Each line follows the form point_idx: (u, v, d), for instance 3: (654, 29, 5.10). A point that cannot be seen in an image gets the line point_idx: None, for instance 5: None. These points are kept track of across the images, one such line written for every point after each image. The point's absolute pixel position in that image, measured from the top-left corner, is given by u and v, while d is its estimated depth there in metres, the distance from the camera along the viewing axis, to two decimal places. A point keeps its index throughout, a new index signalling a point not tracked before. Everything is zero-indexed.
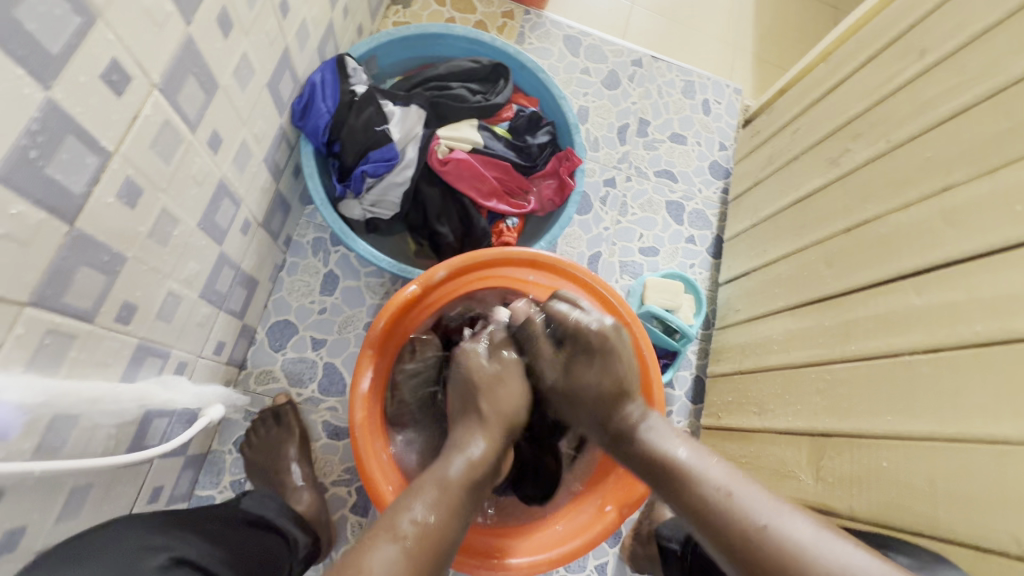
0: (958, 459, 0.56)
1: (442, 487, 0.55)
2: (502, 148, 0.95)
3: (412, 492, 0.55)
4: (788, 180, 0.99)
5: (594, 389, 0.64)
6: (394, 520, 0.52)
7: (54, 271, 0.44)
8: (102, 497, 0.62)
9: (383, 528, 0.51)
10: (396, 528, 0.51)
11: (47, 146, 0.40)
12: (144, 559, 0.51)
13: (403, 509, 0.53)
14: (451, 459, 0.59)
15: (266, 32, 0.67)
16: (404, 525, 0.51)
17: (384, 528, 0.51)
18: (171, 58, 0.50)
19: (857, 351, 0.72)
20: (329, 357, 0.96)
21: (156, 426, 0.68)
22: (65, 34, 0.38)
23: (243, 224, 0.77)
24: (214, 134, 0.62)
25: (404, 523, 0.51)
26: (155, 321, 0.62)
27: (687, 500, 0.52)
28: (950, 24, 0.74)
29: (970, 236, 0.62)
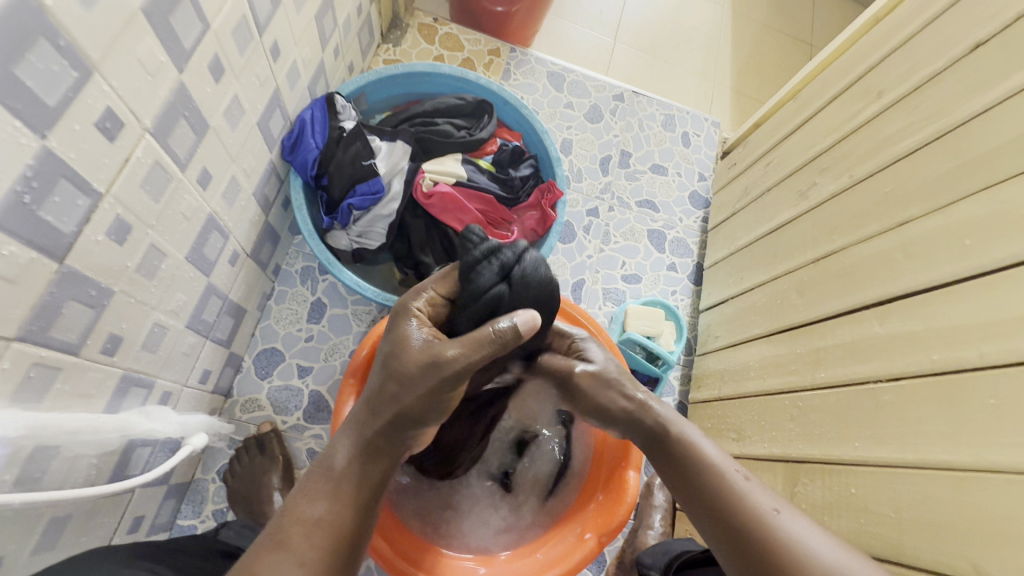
0: (921, 485, 0.57)
1: (329, 485, 0.53)
2: (486, 181, 0.98)
3: (300, 496, 0.52)
4: (762, 211, 1.02)
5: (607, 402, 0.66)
6: (289, 528, 0.50)
7: (42, 306, 0.46)
8: (80, 528, 0.63)
9: (279, 538, 0.49)
10: (287, 536, 0.49)
11: (40, 191, 0.42)
12: None
13: (293, 512, 0.51)
14: (331, 457, 0.56)
15: (257, 74, 0.71)
16: (296, 535, 0.49)
17: (278, 538, 0.49)
18: (163, 103, 0.53)
19: (826, 378, 0.74)
20: (315, 385, 0.98)
21: (139, 455, 0.68)
22: (62, 88, 0.41)
23: (231, 255, 0.80)
24: (204, 171, 0.65)
25: (298, 523, 0.50)
26: (140, 351, 0.63)
27: (710, 494, 0.53)
28: (905, 68, 0.78)
29: (926, 269, 0.65)
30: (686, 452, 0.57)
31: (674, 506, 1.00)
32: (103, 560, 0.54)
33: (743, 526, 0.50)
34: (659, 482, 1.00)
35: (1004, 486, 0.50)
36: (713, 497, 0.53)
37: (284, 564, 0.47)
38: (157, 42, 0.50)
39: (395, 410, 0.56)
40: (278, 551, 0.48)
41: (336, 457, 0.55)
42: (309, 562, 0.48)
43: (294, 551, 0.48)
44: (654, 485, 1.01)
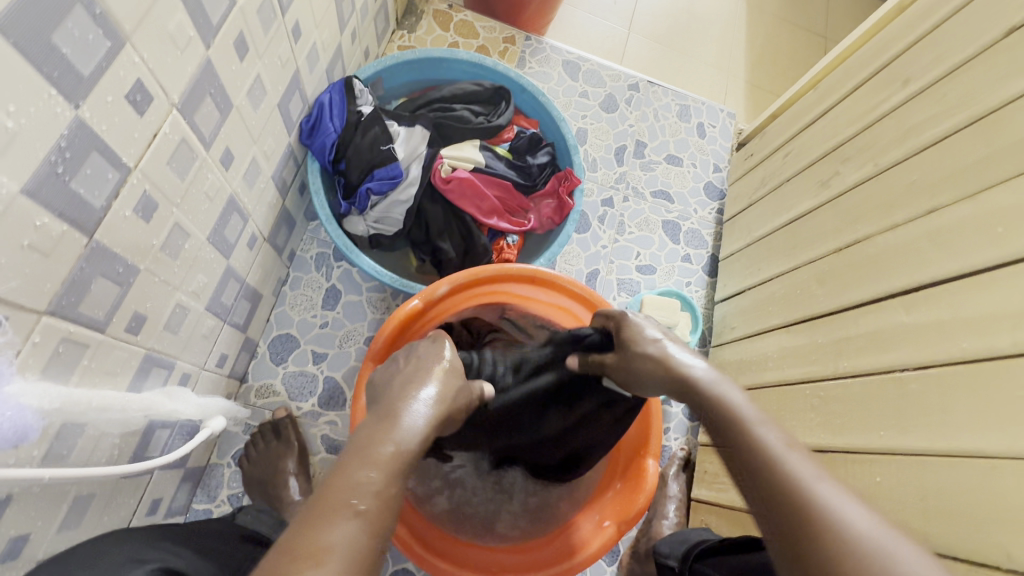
0: (949, 473, 0.57)
1: (397, 451, 0.43)
2: (503, 168, 0.98)
3: (352, 459, 0.42)
4: (780, 202, 1.02)
5: (646, 370, 0.58)
6: (348, 493, 0.38)
7: (71, 281, 0.45)
8: (103, 507, 0.62)
9: (335, 500, 0.38)
10: (352, 496, 0.38)
11: (72, 162, 0.41)
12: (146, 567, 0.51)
13: (350, 475, 0.40)
14: (394, 417, 0.47)
15: (279, 55, 0.70)
16: (366, 497, 0.39)
17: (338, 502, 0.37)
18: (190, 80, 0.53)
19: (848, 367, 0.73)
20: (329, 371, 0.97)
21: (158, 437, 0.68)
22: (97, 58, 0.41)
23: (249, 238, 0.79)
24: (226, 151, 0.64)
25: (358, 492, 0.39)
26: (163, 332, 0.63)
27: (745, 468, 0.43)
28: (931, 56, 0.78)
29: (954, 257, 0.64)
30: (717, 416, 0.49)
31: (687, 497, 1.00)
32: (130, 539, 0.54)
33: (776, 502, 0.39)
34: (673, 472, 1.00)
35: None
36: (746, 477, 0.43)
37: (348, 534, 0.36)
38: (187, 16, 0.49)
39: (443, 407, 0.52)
40: (339, 514, 0.37)
41: (406, 422, 0.47)
42: (378, 533, 0.38)
43: (358, 519, 0.37)
44: (668, 475, 1.00)
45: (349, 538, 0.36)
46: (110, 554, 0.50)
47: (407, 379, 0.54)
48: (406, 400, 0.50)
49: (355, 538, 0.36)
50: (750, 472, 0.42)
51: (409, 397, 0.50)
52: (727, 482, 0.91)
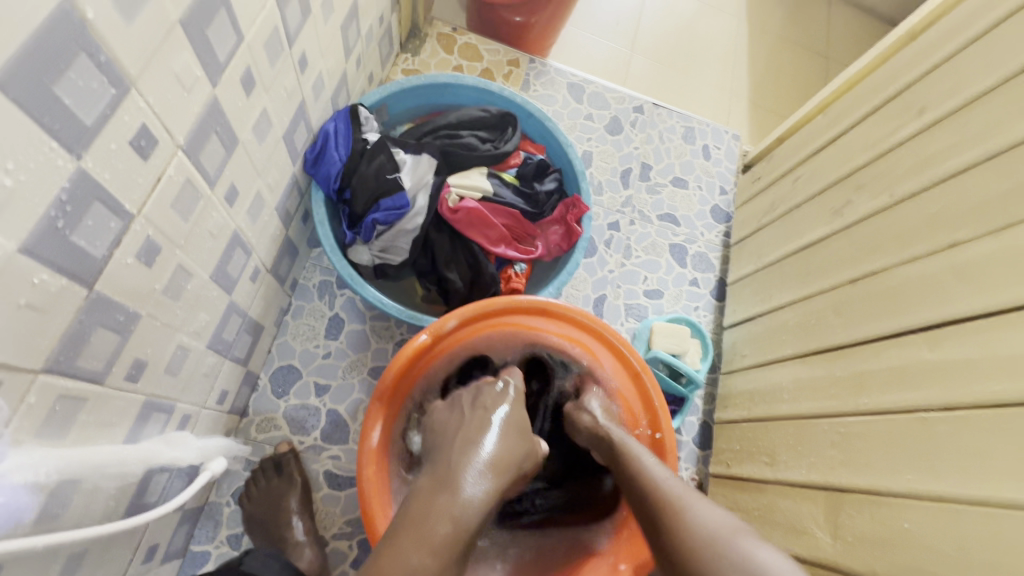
0: (982, 523, 0.55)
1: (452, 536, 0.47)
2: (511, 195, 0.96)
3: (411, 542, 0.45)
4: (791, 228, 1.00)
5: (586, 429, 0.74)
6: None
7: (69, 336, 0.43)
8: (98, 561, 0.59)
9: None
10: None
11: (73, 215, 0.39)
12: None
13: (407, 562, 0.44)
14: (453, 491, 0.49)
15: (285, 87, 0.69)
16: None
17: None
18: (197, 120, 0.51)
19: (869, 403, 0.71)
20: (333, 404, 0.95)
21: (157, 481, 0.65)
22: (100, 106, 0.39)
23: (252, 271, 0.77)
24: (231, 187, 0.62)
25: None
26: (163, 375, 0.60)
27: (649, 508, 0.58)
28: (948, 86, 0.77)
29: (979, 294, 0.63)
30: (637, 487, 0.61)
31: None
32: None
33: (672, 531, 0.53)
34: None
35: None
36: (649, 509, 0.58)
37: None
38: (194, 56, 0.47)
39: (505, 477, 0.54)
40: None
41: (463, 498, 0.49)
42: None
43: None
44: None
45: None
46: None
47: (466, 440, 0.56)
48: (463, 462, 0.53)
49: None
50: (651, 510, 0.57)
51: (466, 460, 0.53)
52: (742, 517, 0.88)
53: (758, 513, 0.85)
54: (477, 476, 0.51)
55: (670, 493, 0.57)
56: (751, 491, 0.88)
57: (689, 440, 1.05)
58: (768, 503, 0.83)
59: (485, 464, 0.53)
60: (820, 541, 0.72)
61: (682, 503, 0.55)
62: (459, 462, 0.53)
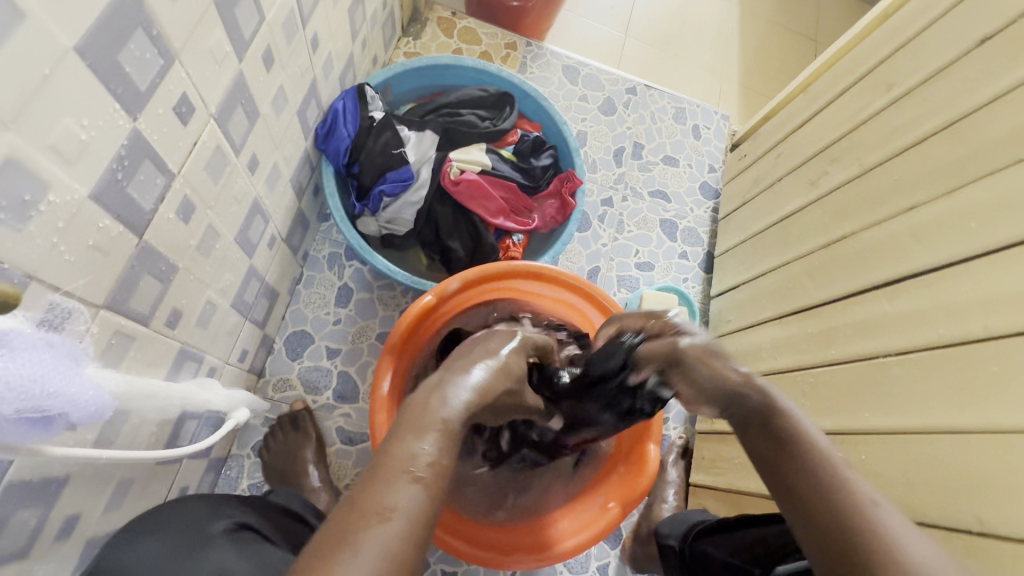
0: (928, 450, 0.62)
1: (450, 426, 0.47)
2: (509, 170, 1.02)
3: (414, 433, 0.45)
4: (773, 200, 1.06)
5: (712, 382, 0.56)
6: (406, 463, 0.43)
7: (124, 278, 0.50)
8: (141, 491, 0.66)
9: (391, 469, 0.42)
10: (406, 464, 0.43)
11: (130, 169, 0.46)
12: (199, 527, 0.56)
13: (412, 446, 0.44)
14: (453, 392, 0.50)
15: (299, 65, 0.74)
16: (421, 470, 0.43)
17: (398, 469, 0.42)
18: (226, 91, 0.57)
19: (837, 355, 0.78)
20: (343, 366, 1.02)
21: (188, 427, 0.72)
22: (152, 74, 0.45)
23: (269, 239, 0.83)
24: (253, 156, 0.68)
25: (417, 461, 0.43)
26: (195, 327, 0.67)
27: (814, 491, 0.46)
28: (914, 62, 0.82)
29: (931, 251, 0.69)
30: (798, 446, 0.50)
31: (686, 482, 1.04)
32: (179, 506, 0.59)
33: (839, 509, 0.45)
34: (671, 460, 1.05)
35: (1000, 445, 0.55)
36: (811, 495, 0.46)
37: (405, 495, 0.41)
38: (224, 33, 0.53)
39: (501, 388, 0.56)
40: (396, 481, 0.42)
41: (458, 393, 0.51)
42: (434, 497, 0.43)
43: (416, 485, 0.42)
44: (667, 462, 1.05)
45: (412, 499, 0.41)
46: (177, 517, 0.57)
47: (464, 364, 0.56)
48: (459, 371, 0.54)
49: (415, 500, 0.41)
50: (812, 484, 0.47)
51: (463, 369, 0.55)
52: (724, 467, 0.95)
53: (737, 462, 0.92)
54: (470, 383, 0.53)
55: (855, 486, 0.46)
56: (733, 443, 0.95)
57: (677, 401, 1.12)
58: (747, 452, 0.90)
59: (481, 372, 0.55)
60: None
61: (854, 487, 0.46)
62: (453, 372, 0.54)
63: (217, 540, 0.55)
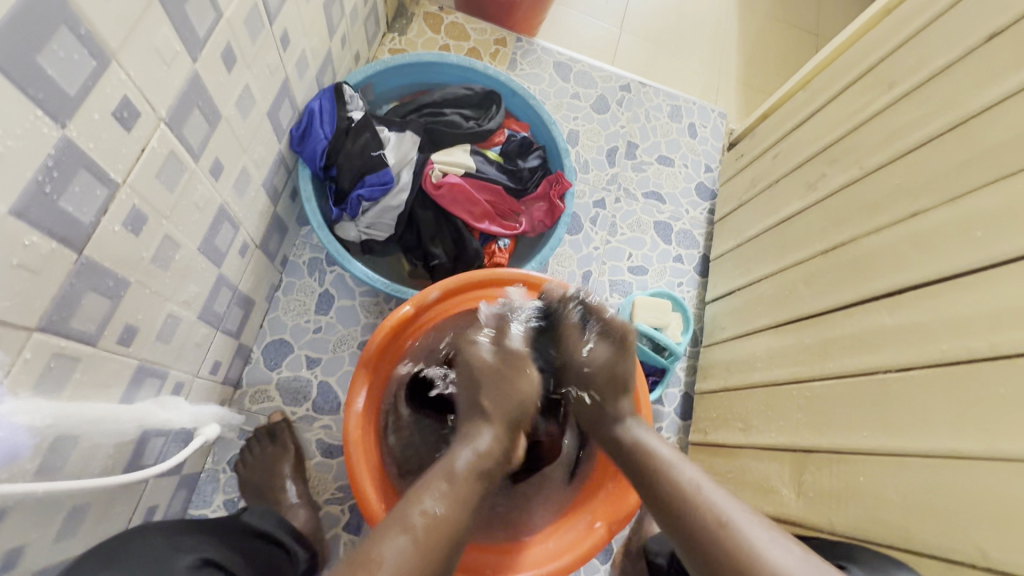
0: (931, 474, 0.58)
1: (451, 485, 0.56)
2: (495, 172, 0.98)
3: (420, 491, 0.56)
4: (769, 202, 1.02)
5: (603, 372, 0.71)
6: (404, 514, 0.53)
7: (62, 297, 0.46)
8: (100, 516, 0.63)
9: (392, 525, 0.52)
10: (406, 520, 0.53)
11: (60, 181, 0.42)
12: (155, 561, 0.52)
13: (413, 503, 0.54)
14: (458, 453, 0.60)
15: (267, 64, 0.70)
16: (415, 521, 0.52)
17: (394, 522, 0.52)
18: (178, 93, 0.53)
19: (834, 368, 0.74)
20: (323, 376, 0.98)
21: (153, 445, 0.68)
22: (82, 76, 0.41)
23: (241, 246, 0.80)
24: (216, 161, 0.65)
25: (411, 516, 0.53)
26: (155, 342, 0.63)
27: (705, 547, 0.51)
28: (917, 59, 0.78)
29: (936, 260, 0.65)
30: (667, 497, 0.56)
31: None
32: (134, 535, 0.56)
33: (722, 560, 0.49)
34: None
35: (1008, 472, 0.51)
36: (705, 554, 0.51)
37: (396, 546, 0.50)
38: (173, 31, 0.49)
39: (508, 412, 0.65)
40: (395, 533, 0.51)
41: (462, 452, 0.60)
42: (424, 551, 0.51)
43: (406, 534, 0.51)
44: None
45: (400, 550, 0.50)
46: (131, 549, 0.53)
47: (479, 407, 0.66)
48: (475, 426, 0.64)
49: (402, 550, 0.50)
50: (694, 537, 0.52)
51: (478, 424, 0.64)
52: (717, 481, 0.92)
53: (730, 477, 0.88)
54: (480, 441, 0.62)
55: (731, 522, 0.51)
56: (726, 456, 0.91)
57: (670, 411, 1.08)
58: (741, 466, 0.87)
59: (490, 416, 0.64)
60: (785, 499, 0.76)
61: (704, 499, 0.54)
62: (468, 429, 0.64)
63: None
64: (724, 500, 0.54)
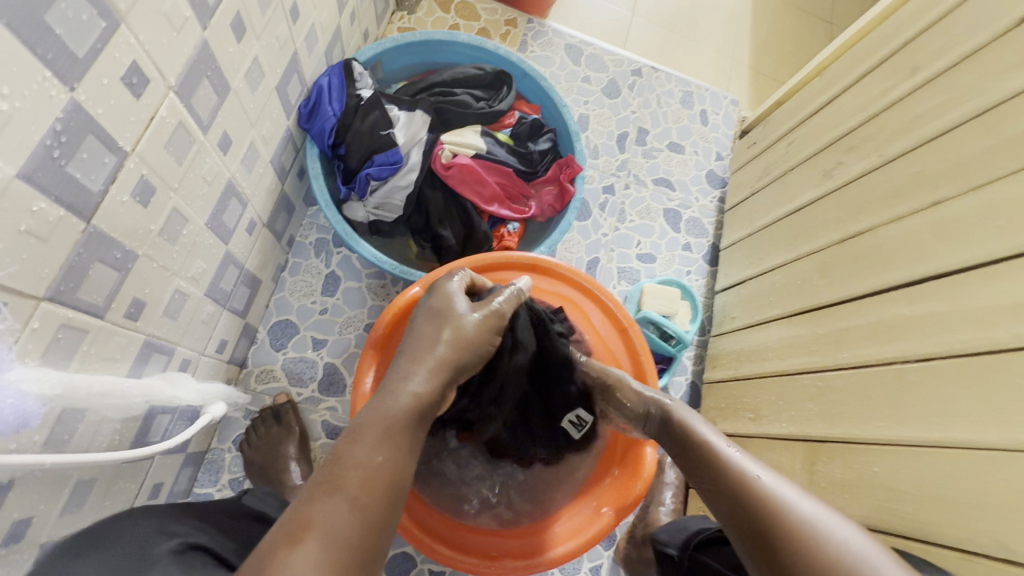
0: (946, 465, 0.57)
1: (386, 434, 0.47)
2: (505, 154, 0.97)
3: (351, 443, 0.45)
4: (783, 191, 1.01)
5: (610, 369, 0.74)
6: (337, 473, 0.43)
7: (69, 267, 0.45)
8: (105, 491, 0.63)
9: (323, 486, 0.42)
10: (338, 478, 0.43)
11: (68, 146, 0.41)
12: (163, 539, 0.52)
13: (344, 458, 0.44)
14: (394, 394, 0.50)
15: (277, 36, 0.69)
16: (352, 480, 0.43)
17: (325, 483, 0.42)
18: (187, 62, 0.52)
19: (848, 358, 0.73)
20: (329, 357, 0.97)
21: (159, 422, 0.68)
22: (91, 38, 0.40)
23: (248, 223, 0.79)
24: (224, 135, 0.63)
25: (349, 474, 0.43)
26: (162, 318, 0.63)
27: (710, 479, 0.53)
28: (941, 44, 0.76)
29: (957, 249, 0.64)
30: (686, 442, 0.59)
31: (684, 484, 1.00)
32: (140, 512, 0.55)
33: (725, 484, 0.51)
34: (669, 460, 1.01)
35: None
36: (714, 483, 0.53)
37: (335, 512, 0.41)
38: None
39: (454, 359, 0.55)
40: (331, 497, 0.41)
41: (398, 392, 0.50)
42: (365, 511, 0.42)
43: (342, 495, 0.42)
44: (665, 462, 1.00)
45: (338, 516, 0.41)
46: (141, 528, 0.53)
47: (413, 352, 0.54)
48: (410, 369, 0.52)
49: (340, 516, 0.41)
50: (703, 473, 0.55)
51: (414, 366, 0.52)
52: None
53: None
54: (415, 378, 0.52)
55: (727, 457, 0.54)
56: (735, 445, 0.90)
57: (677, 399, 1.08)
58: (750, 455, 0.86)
59: (430, 358, 0.53)
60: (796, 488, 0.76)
61: (731, 465, 0.53)
62: (404, 364, 0.53)
63: (164, 552, 0.50)
64: (752, 463, 0.52)
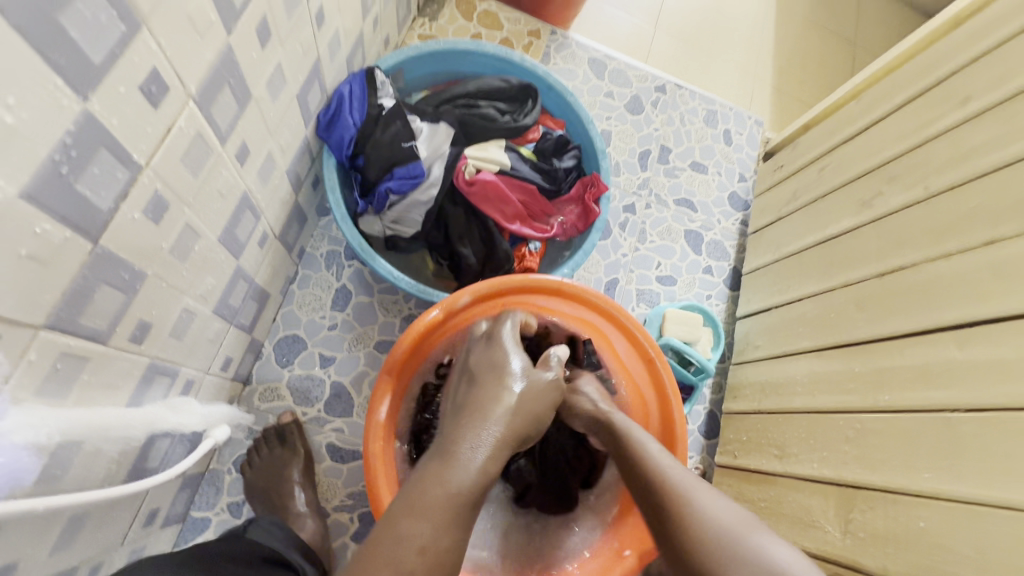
0: (1007, 528, 0.53)
1: (447, 504, 0.44)
2: (529, 171, 0.93)
3: (407, 517, 0.43)
4: (814, 218, 0.97)
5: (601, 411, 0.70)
6: (395, 553, 0.41)
7: (73, 292, 0.41)
8: (99, 524, 0.58)
9: (382, 565, 0.40)
10: (399, 561, 0.40)
11: (78, 161, 0.37)
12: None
13: (403, 535, 0.42)
14: (453, 463, 0.47)
15: (301, 42, 0.65)
16: (412, 558, 0.41)
17: (383, 564, 0.40)
18: (210, 68, 0.48)
19: (890, 401, 0.70)
20: (337, 376, 0.93)
21: (158, 447, 0.63)
22: (109, 43, 0.36)
23: (260, 237, 0.74)
24: (242, 145, 0.59)
25: (406, 556, 0.41)
26: (167, 339, 0.58)
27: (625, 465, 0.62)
28: (995, 76, 0.73)
29: (1015, 294, 0.60)
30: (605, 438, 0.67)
31: None
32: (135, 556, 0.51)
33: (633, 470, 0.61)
34: None
35: None
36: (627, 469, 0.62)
37: None
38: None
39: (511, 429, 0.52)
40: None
41: (457, 465, 0.47)
42: None
43: None
44: None
45: None
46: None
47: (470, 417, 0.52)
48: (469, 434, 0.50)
49: None
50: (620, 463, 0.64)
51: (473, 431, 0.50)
52: (747, 508, 0.87)
53: (764, 505, 0.84)
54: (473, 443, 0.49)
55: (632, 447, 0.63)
56: (759, 483, 0.86)
57: (694, 428, 1.03)
58: (777, 495, 0.82)
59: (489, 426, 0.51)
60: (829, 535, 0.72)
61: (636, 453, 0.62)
62: (462, 430, 0.50)
63: None
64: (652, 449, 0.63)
